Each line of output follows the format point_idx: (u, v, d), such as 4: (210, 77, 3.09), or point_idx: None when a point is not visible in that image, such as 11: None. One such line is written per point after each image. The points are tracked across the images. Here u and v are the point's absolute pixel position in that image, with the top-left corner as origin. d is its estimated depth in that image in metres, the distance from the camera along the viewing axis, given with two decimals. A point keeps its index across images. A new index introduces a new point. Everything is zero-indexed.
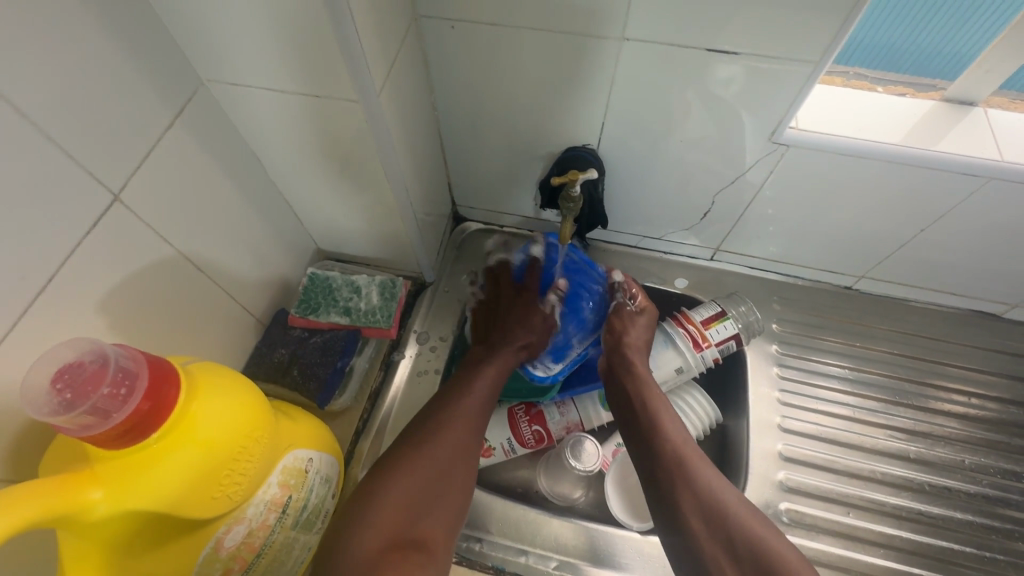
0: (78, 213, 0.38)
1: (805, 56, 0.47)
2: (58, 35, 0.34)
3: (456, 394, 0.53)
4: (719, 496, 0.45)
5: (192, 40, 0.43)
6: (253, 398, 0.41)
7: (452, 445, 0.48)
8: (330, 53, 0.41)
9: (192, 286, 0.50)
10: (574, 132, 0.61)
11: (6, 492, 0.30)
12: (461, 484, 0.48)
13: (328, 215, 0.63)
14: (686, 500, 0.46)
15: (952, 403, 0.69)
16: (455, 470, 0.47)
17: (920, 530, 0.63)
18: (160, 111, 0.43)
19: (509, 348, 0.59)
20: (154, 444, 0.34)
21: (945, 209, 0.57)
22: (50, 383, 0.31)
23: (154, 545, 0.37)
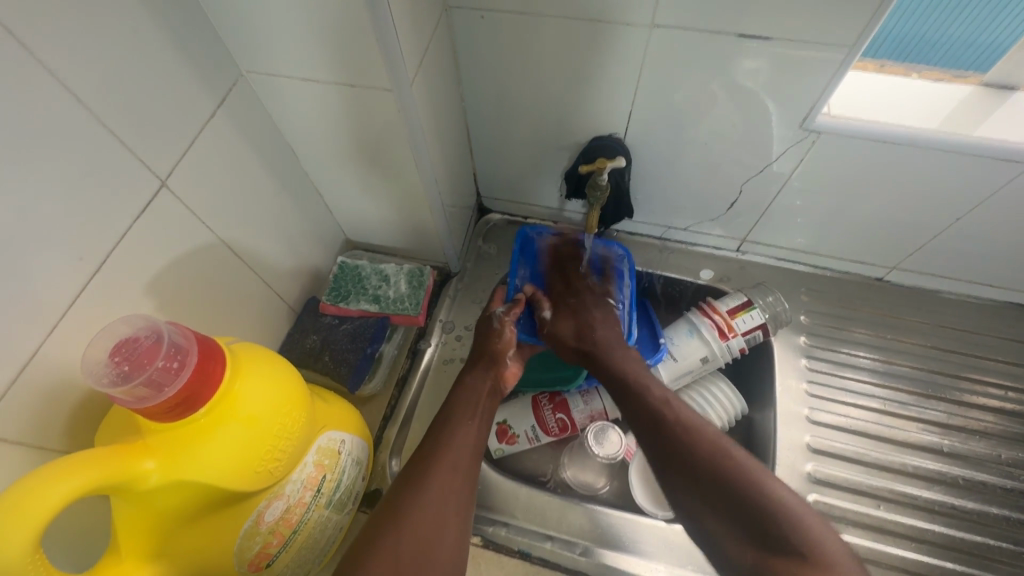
0: (128, 198, 0.40)
1: (838, 41, 0.46)
2: (110, 28, 0.36)
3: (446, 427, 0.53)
4: (719, 459, 0.45)
5: (232, 30, 0.44)
6: (292, 379, 0.43)
7: (448, 476, 0.49)
8: (365, 43, 0.42)
9: (230, 272, 0.52)
10: (600, 121, 0.62)
11: (67, 459, 0.32)
12: (462, 495, 0.49)
13: (356, 205, 0.64)
14: (686, 475, 0.46)
15: (987, 396, 0.67)
16: (452, 492, 0.48)
17: (953, 524, 0.61)
18: (202, 101, 0.45)
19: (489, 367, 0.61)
20: (200, 419, 0.36)
21: (983, 197, 0.56)
22: (108, 356, 0.33)
23: (200, 517, 0.39)
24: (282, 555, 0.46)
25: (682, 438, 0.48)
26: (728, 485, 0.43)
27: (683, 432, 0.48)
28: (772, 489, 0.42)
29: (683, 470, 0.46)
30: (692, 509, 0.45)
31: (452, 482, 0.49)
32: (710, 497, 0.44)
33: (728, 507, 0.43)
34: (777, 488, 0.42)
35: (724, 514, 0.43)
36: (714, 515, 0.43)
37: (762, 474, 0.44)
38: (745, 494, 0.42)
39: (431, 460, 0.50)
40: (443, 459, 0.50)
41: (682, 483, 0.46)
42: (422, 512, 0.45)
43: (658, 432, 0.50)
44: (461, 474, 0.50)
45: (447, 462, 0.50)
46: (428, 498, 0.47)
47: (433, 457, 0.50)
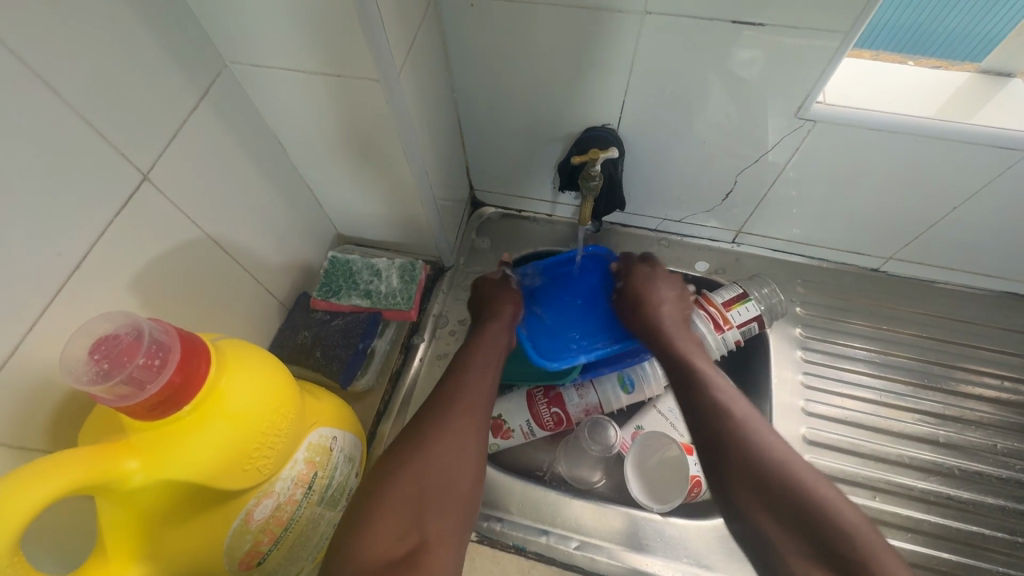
0: (109, 194, 0.39)
1: (833, 28, 0.45)
2: (87, 19, 0.35)
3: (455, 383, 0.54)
4: (783, 468, 0.44)
5: (212, 19, 0.43)
6: (280, 375, 0.42)
7: (456, 439, 0.49)
8: (351, 32, 0.41)
9: (217, 268, 0.51)
10: (593, 112, 0.61)
11: (46, 459, 0.31)
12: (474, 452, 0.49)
13: (347, 198, 0.63)
14: (745, 480, 0.45)
15: (983, 386, 0.67)
16: (466, 451, 0.48)
17: (949, 514, 0.61)
18: (185, 93, 0.44)
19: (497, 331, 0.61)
20: (186, 417, 0.35)
21: (981, 185, 0.55)
22: (88, 354, 0.33)
23: (187, 515, 0.38)
24: (273, 553, 0.45)
25: (742, 443, 0.47)
26: (793, 492, 0.43)
27: (738, 434, 0.48)
28: (836, 503, 0.41)
29: (741, 472, 0.45)
30: (750, 512, 0.44)
31: (461, 444, 0.49)
32: (773, 505, 0.43)
33: (790, 517, 0.42)
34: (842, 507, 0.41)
35: (784, 523, 0.42)
36: (776, 521, 0.42)
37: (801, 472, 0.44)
38: (809, 506, 0.41)
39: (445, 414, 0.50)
40: (453, 423, 0.50)
41: (741, 486, 0.45)
42: (416, 481, 0.45)
43: (717, 432, 0.49)
44: (473, 437, 0.50)
45: (459, 425, 0.50)
46: (436, 450, 0.47)
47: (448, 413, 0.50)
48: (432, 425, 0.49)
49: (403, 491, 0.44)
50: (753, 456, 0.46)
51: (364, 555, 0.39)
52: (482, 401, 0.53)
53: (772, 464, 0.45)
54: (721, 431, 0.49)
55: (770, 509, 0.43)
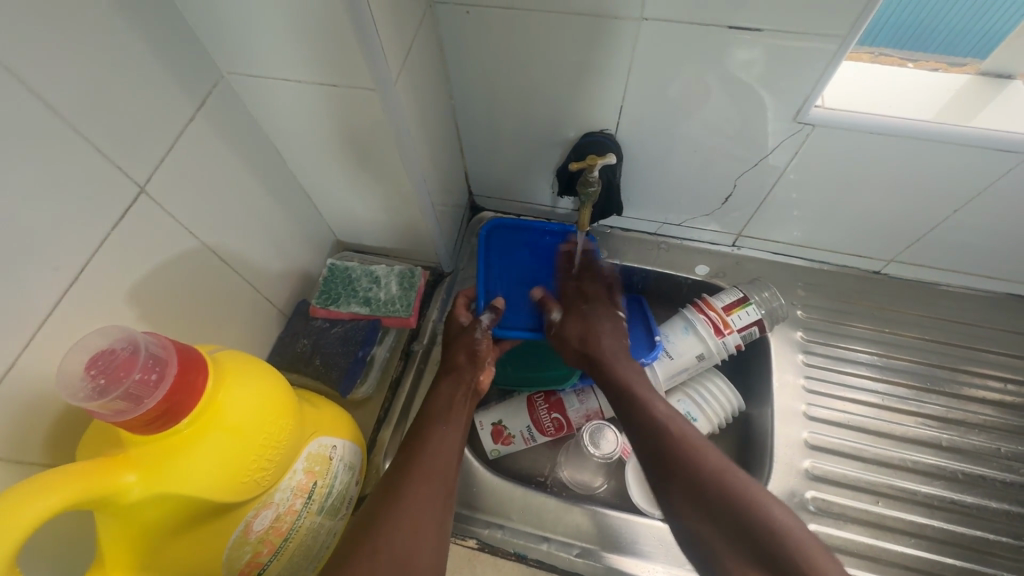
0: (106, 206, 0.39)
1: (830, 32, 0.45)
2: (83, 34, 0.35)
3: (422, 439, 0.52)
4: (720, 476, 0.45)
5: (207, 29, 0.43)
6: (278, 386, 0.42)
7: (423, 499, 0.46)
8: (347, 42, 0.41)
9: (216, 277, 0.51)
10: (591, 116, 0.61)
11: (45, 475, 0.31)
12: (439, 513, 0.47)
13: (345, 206, 0.63)
14: (685, 488, 0.46)
15: (986, 389, 0.67)
16: (430, 508, 0.46)
17: (953, 519, 0.61)
18: (182, 105, 0.44)
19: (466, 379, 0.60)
20: (184, 431, 0.35)
21: (981, 188, 0.55)
22: (84, 369, 0.33)
23: (187, 528, 0.38)
24: (274, 563, 0.45)
25: (682, 451, 0.48)
26: (730, 501, 0.44)
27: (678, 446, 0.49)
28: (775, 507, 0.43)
29: (682, 481, 0.47)
30: (692, 521, 0.45)
31: (424, 504, 0.46)
32: (711, 511, 0.44)
33: (729, 525, 0.43)
34: (777, 512, 0.42)
35: (725, 532, 0.43)
36: (716, 528, 0.44)
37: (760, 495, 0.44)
38: (745, 511, 0.43)
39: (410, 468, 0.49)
40: (417, 479, 0.48)
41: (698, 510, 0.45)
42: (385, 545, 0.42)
43: (660, 444, 0.50)
44: (433, 515, 0.46)
45: (418, 499, 0.46)
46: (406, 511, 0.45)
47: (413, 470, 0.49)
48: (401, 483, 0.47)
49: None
50: (691, 464, 0.47)
51: None
52: (449, 457, 0.52)
53: (708, 471, 0.46)
54: (663, 440, 0.50)
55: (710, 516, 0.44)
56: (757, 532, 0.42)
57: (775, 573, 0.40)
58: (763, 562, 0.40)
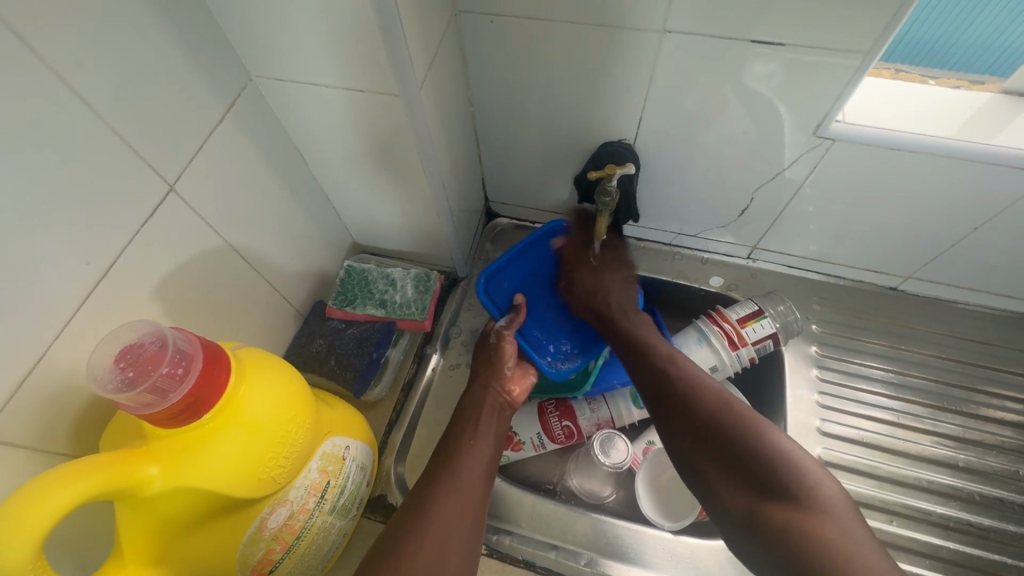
0: (137, 203, 0.40)
1: (853, 48, 0.45)
2: (122, 37, 0.36)
3: (455, 448, 0.53)
4: (724, 419, 0.47)
5: (239, 33, 0.44)
6: (297, 385, 0.42)
7: (454, 505, 0.47)
8: (374, 48, 0.42)
9: (237, 276, 0.52)
10: (610, 126, 0.61)
11: (72, 464, 0.32)
12: (470, 520, 0.47)
13: (364, 209, 0.64)
14: (687, 434, 0.48)
15: (1005, 411, 0.65)
16: (461, 514, 0.47)
17: (969, 541, 0.60)
18: (212, 107, 0.45)
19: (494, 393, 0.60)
20: (205, 425, 0.36)
21: (1003, 206, 0.55)
22: (114, 362, 0.33)
23: (203, 522, 0.38)
24: (285, 561, 0.46)
25: (682, 393, 0.51)
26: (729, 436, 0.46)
27: (681, 398, 0.51)
28: (772, 435, 0.45)
29: (682, 419, 0.49)
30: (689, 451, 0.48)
31: (456, 508, 0.47)
32: (707, 441, 0.47)
33: (729, 463, 0.44)
34: (771, 437, 0.44)
35: (728, 469, 0.45)
36: (714, 462, 0.46)
37: (759, 422, 0.46)
38: (738, 439, 0.45)
39: (445, 469, 0.50)
40: (448, 481, 0.49)
41: (694, 441, 0.48)
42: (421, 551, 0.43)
43: (663, 391, 0.52)
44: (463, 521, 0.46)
45: (447, 511, 0.46)
46: (442, 513, 0.46)
47: (447, 471, 0.50)
48: (432, 488, 0.48)
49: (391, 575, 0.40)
50: (689, 410, 0.49)
51: None
52: (483, 467, 0.52)
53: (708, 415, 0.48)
54: (667, 386, 0.52)
55: (712, 456, 0.46)
56: (749, 459, 0.44)
57: (767, 495, 0.42)
58: (758, 489, 0.42)
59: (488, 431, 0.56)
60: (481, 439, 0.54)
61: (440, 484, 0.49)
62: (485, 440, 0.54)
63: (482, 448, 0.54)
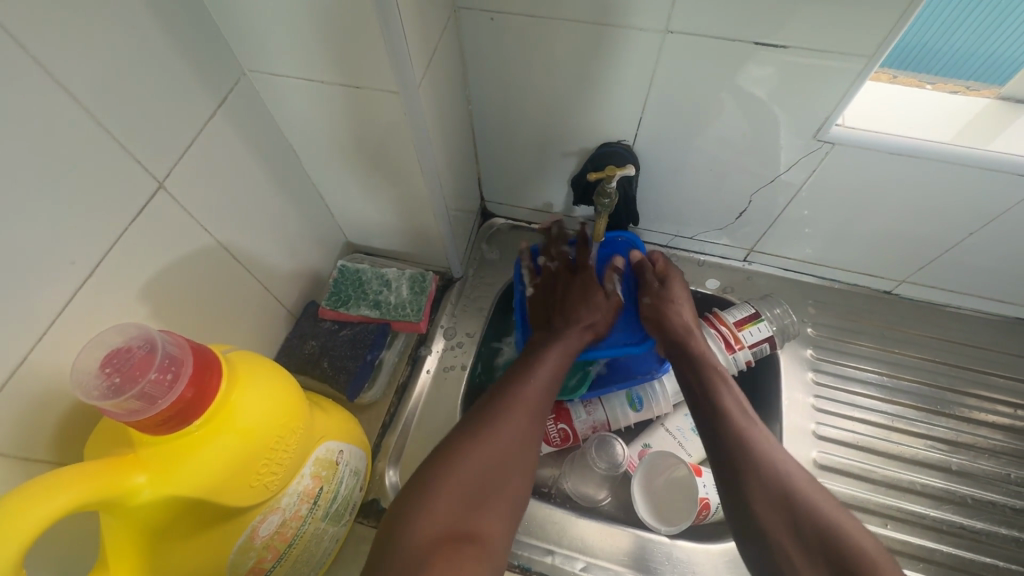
0: (125, 201, 0.39)
1: (856, 52, 0.45)
2: (110, 28, 0.35)
3: (518, 377, 0.54)
4: (792, 482, 0.45)
5: (232, 26, 0.42)
6: (290, 389, 0.41)
7: (510, 432, 0.49)
8: (373, 44, 0.41)
9: (227, 276, 0.50)
10: (609, 127, 0.60)
11: (56, 473, 0.30)
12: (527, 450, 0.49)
13: (358, 208, 0.63)
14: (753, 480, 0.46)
15: (996, 414, 0.66)
16: (515, 447, 0.48)
17: (962, 544, 0.60)
18: (203, 102, 0.43)
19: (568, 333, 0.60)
20: (196, 432, 0.35)
21: (998, 212, 0.55)
22: (99, 367, 0.32)
23: (192, 532, 0.37)
24: (276, 569, 0.45)
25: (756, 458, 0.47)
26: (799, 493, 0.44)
27: (745, 444, 0.48)
28: (853, 531, 0.41)
29: (751, 484, 0.46)
30: (756, 519, 0.44)
31: (511, 441, 0.48)
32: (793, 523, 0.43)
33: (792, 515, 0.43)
34: (859, 534, 0.41)
35: (792, 524, 0.43)
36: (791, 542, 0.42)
37: (836, 514, 0.43)
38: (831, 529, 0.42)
39: (507, 398, 0.51)
40: (509, 411, 0.50)
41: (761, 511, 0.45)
42: (465, 477, 0.45)
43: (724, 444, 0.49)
44: (489, 534, 0.43)
45: (502, 439, 0.48)
46: (497, 439, 0.48)
47: (508, 399, 0.51)
48: (492, 413, 0.50)
49: (437, 507, 0.42)
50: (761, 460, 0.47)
51: (414, 540, 0.40)
52: (541, 401, 0.52)
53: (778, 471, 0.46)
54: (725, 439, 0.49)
55: (779, 508, 0.44)
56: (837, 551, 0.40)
57: None
58: None
59: (550, 358, 0.57)
60: (541, 370, 0.55)
61: (500, 409, 0.50)
62: (549, 368, 0.55)
63: (539, 383, 0.54)
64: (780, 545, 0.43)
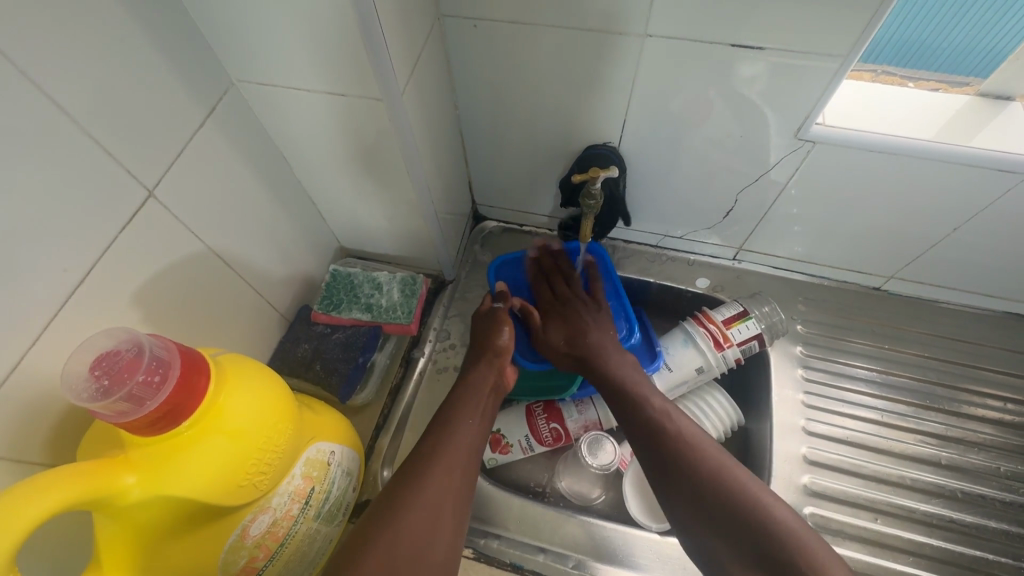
0: (116, 209, 0.40)
1: (831, 51, 0.46)
2: (101, 43, 0.36)
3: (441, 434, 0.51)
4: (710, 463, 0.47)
5: (220, 37, 0.44)
6: (280, 393, 0.42)
7: (429, 506, 0.45)
8: (356, 52, 0.42)
9: (220, 281, 0.52)
10: (595, 129, 0.61)
11: (48, 474, 0.31)
12: (457, 505, 0.47)
13: (349, 213, 0.64)
14: (688, 494, 0.46)
15: (986, 408, 0.66)
16: (446, 507, 0.46)
17: (952, 538, 0.61)
18: (192, 111, 0.44)
19: (488, 367, 0.59)
20: (184, 433, 0.36)
21: (982, 207, 0.56)
22: (89, 370, 0.33)
23: (183, 531, 0.38)
24: (269, 568, 0.45)
25: (681, 453, 0.48)
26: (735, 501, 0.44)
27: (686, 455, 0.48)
28: (767, 504, 0.44)
29: (677, 473, 0.47)
30: (682, 504, 0.46)
31: (432, 518, 0.45)
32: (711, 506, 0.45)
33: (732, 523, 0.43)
34: (770, 506, 0.43)
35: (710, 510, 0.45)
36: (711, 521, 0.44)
37: (750, 486, 0.45)
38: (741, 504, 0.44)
39: (429, 460, 0.48)
40: (433, 483, 0.47)
41: (685, 495, 0.46)
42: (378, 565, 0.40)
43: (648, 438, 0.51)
44: None
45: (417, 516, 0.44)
46: (411, 519, 0.44)
47: (429, 463, 0.48)
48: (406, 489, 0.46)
49: None
50: (695, 473, 0.47)
51: None
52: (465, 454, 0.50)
53: (710, 478, 0.46)
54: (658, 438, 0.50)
55: (706, 506, 0.45)
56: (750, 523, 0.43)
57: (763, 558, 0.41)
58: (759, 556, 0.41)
59: (473, 409, 0.54)
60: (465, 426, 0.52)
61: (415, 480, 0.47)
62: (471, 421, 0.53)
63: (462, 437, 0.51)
64: (710, 539, 0.44)
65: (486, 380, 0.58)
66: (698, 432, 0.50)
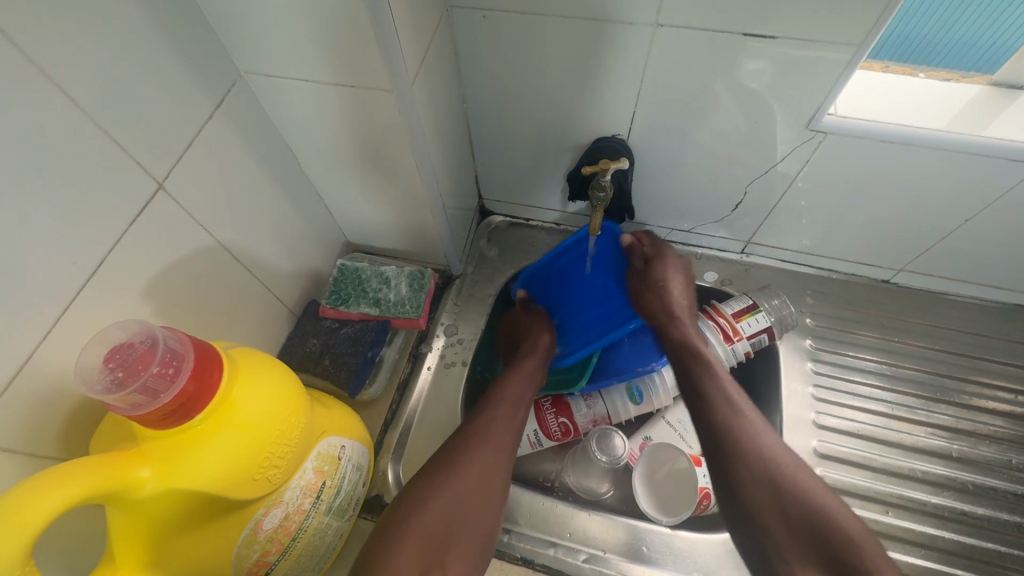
0: (125, 202, 0.40)
1: (844, 40, 0.46)
2: (109, 34, 0.36)
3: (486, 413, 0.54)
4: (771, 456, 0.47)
5: (228, 28, 0.43)
6: (291, 386, 0.42)
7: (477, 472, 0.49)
8: (366, 43, 0.41)
9: (229, 276, 0.51)
10: (603, 122, 0.61)
11: (62, 467, 0.31)
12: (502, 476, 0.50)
13: (356, 207, 0.63)
14: (754, 481, 0.46)
15: (996, 401, 0.66)
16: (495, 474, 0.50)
17: (963, 531, 0.60)
18: (200, 104, 0.44)
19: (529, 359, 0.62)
20: (197, 426, 0.35)
21: (994, 198, 0.55)
22: (102, 362, 0.33)
23: (196, 525, 0.38)
24: (281, 562, 0.45)
25: (743, 443, 0.48)
26: (794, 496, 0.45)
27: (737, 445, 0.48)
28: (821, 500, 0.44)
29: (739, 461, 0.48)
30: (744, 491, 0.47)
31: (478, 484, 0.48)
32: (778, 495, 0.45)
33: (792, 514, 0.44)
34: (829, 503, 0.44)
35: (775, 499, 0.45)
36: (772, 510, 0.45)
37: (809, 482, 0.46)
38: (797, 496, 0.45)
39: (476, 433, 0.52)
40: (480, 454, 0.50)
41: (748, 481, 0.46)
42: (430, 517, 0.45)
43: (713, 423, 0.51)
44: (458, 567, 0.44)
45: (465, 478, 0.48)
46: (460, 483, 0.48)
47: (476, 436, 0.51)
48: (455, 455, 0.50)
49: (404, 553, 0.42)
50: (760, 462, 0.47)
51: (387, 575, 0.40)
52: (511, 434, 0.53)
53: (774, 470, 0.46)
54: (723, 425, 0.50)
55: (770, 495, 0.45)
56: (807, 516, 0.43)
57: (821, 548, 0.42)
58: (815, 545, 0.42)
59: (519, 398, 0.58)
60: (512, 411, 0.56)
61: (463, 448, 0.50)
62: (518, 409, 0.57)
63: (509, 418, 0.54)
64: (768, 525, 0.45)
65: (530, 370, 0.61)
66: (760, 424, 0.50)
